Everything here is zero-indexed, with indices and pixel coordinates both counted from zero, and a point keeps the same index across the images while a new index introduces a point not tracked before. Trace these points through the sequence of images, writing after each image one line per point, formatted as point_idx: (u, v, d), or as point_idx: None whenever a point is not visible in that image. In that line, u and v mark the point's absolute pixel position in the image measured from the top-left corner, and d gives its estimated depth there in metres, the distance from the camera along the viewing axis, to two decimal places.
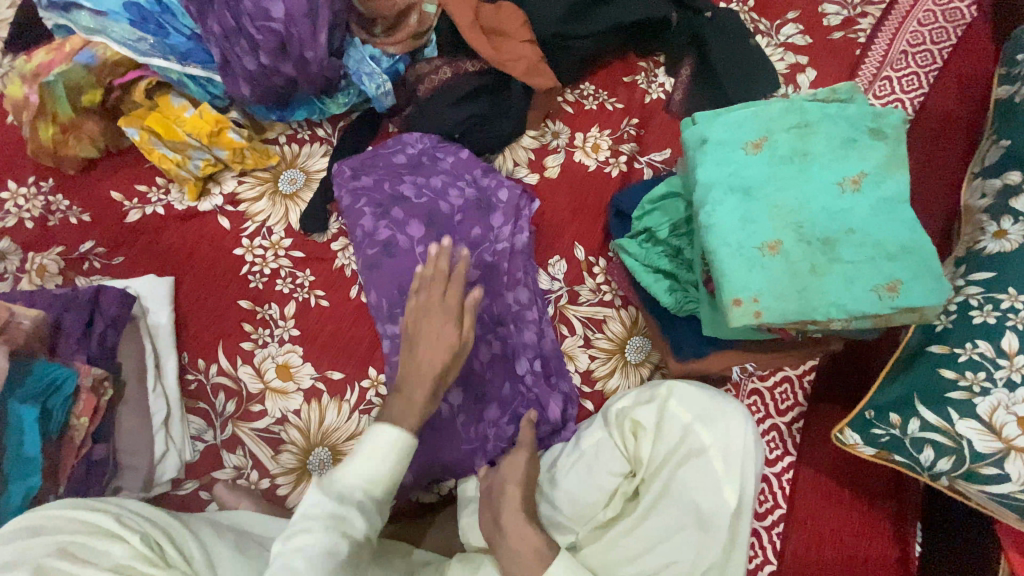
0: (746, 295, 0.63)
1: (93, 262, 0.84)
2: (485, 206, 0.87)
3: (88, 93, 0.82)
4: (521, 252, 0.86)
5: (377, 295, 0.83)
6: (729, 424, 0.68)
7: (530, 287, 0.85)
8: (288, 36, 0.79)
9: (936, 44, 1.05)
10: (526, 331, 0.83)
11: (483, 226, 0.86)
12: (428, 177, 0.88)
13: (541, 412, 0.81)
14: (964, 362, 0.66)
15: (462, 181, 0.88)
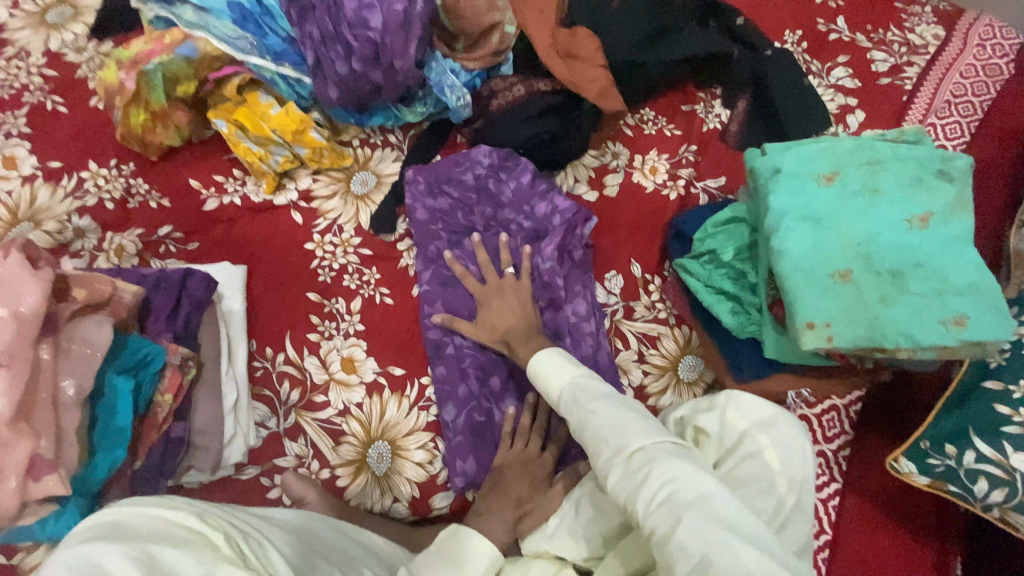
0: (818, 320, 0.66)
1: (170, 246, 0.86)
2: (551, 219, 0.90)
3: (183, 85, 0.85)
4: (583, 265, 0.89)
5: (443, 296, 0.85)
6: (789, 429, 0.71)
7: (590, 299, 0.88)
8: (382, 46, 0.83)
9: (980, 95, 1.09)
10: (585, 343, 0.85)
11: (547, 237, 0.89)
12: (497, 191, 0.92)
13: None
14: (1019, 399, 0.69)
15: (522, 211, 0.91)
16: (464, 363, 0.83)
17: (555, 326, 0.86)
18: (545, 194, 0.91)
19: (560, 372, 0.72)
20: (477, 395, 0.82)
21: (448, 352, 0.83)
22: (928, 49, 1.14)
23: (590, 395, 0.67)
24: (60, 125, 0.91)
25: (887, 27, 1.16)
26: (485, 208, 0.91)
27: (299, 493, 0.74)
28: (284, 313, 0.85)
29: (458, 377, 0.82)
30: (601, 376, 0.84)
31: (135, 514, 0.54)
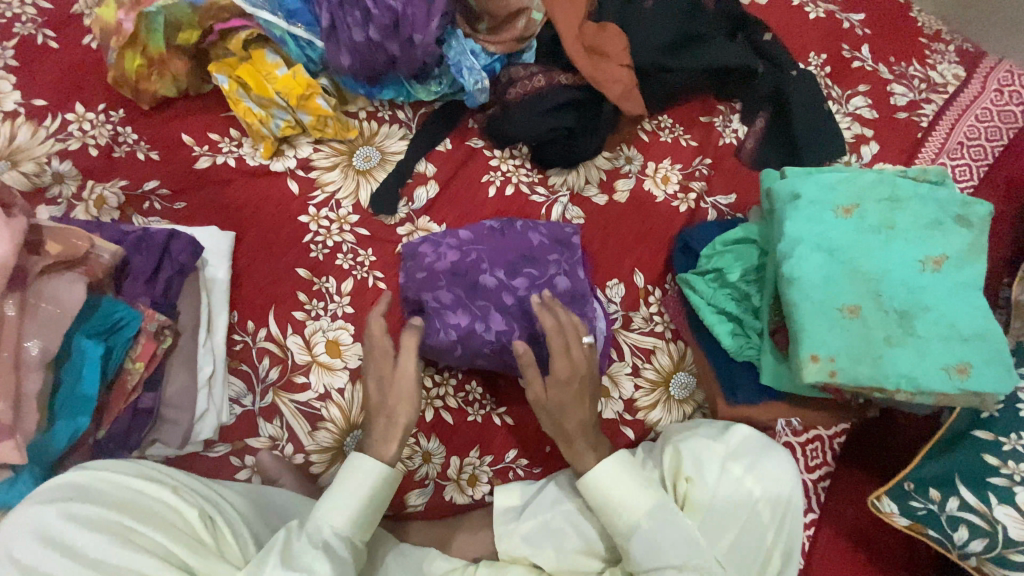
0: (823, 353, 0.65)
1: (155, 203, 0.81)
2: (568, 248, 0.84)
3: (185, 32, 0.80)
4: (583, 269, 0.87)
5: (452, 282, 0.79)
6: (760, 450, 0.73)
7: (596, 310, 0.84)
8: (402, 16, 0.79)
9: (992, 140, 1.09)
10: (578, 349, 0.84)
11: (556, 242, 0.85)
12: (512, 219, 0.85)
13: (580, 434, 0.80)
14: (1009, 452, 0.68)
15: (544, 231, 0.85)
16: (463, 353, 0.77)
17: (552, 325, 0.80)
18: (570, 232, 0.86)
19: (635, 489, 0.67)
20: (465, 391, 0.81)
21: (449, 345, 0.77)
22: (948, 88, 1.14)
23: (665, 537, 0.64)
24: (47, 60, 0.84)
25: (909, 62, 1.16)
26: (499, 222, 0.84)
27: (274, 475, 0.72)
28: (269, 286, 0.81)
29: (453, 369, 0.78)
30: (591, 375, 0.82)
31: (110, 479, 0.54)
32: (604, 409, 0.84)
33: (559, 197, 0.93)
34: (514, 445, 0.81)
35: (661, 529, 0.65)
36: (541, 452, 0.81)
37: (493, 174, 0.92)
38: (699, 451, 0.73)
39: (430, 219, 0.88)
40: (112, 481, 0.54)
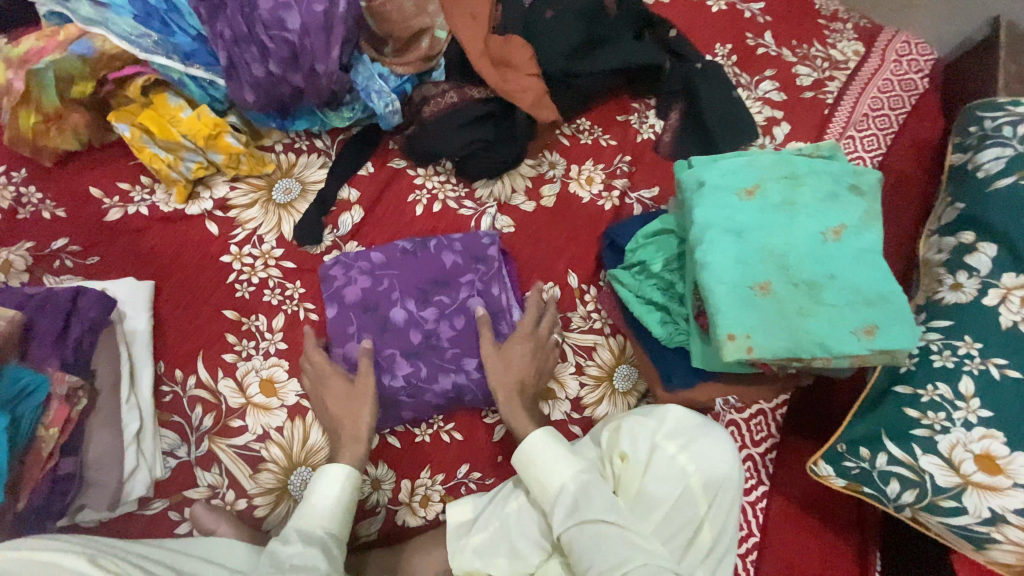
0: (739, 331, 0.67)
1: (66, 261, 0.79)
2: (486, 265, 0.86)
3: (79, 85, 0.78)
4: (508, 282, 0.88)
5: (372, 326, 0.82)
6: (692, 425, 0.76)
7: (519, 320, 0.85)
8: (301, 48, 0.78)
9: (894, 109, 1.15)
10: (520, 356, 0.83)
11: (471, 261, 0.86)
12: (426, 243, 0.87)
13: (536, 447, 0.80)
14: (927, 402, 0.71)
15: (462, 255, 0.87)
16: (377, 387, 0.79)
17: (466, 347, 0.83)
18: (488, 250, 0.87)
19: (552, 465, 0.69)
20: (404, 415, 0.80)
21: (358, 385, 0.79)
22: (848, 65, 1.20)
23: (589, 500, 0.65)
24: None
25: (810, 44, 1.22)
26: (413, 249, 0.86)
27: (210, 525, 0.68)
28: (194, 331, 0.79)
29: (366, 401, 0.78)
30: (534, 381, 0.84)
31: (26, 556, 0.51)
32: (553, 411, 0.85)
33: (487, 209, 0.94)
34: (465, 459, 0.81)
35: (589, 493, 0.66)
36: (492, 463, 0.81)
37: (418, 193, 0.93)
38: (636, 433, 0.75)
39: (358, 245, 0.88)
40: (27, 559, 0.51)
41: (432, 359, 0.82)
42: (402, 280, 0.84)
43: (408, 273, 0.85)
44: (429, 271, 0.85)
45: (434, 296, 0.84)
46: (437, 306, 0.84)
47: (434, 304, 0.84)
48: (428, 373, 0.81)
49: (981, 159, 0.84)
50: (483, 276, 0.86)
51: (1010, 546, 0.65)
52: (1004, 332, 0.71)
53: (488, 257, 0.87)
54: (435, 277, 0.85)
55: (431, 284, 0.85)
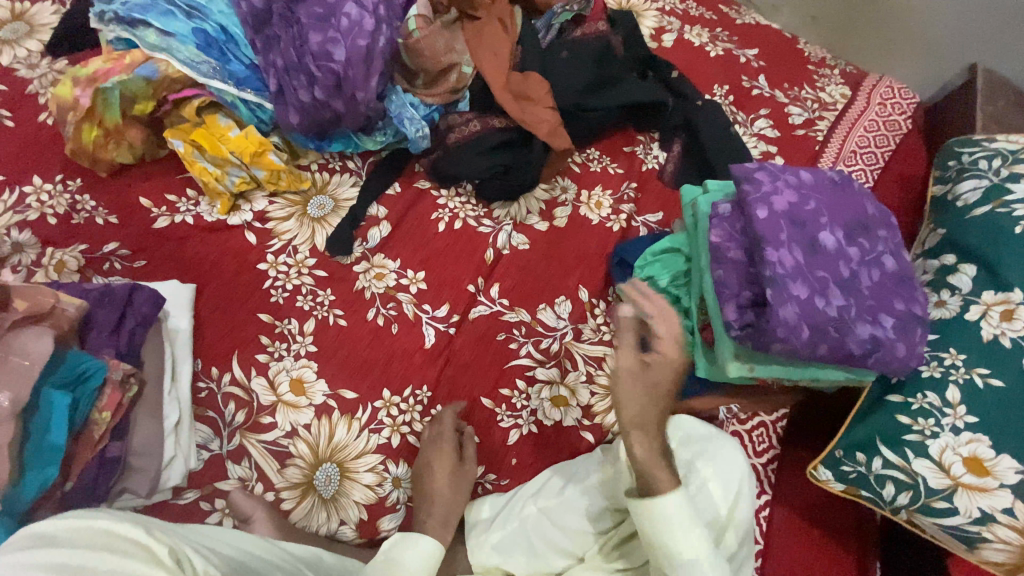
0: (743, 351, 0.73)
1: (115, 263, 0.85)
2: (806, 221, 0.73)
3: (141, 104, 0.87)
4: (792, 235, 0.72)
5: (792, 237, 0.71)
6: (715, 447, 0.77)
7: (849, 288, 0.72)
8: (344, 78, 0.86)
9: (879, 147, 1.25)
10: (840, 273, 0.72)
11: (816, 229, 0.73)
12: (796, 231, 0.72)
13: (830, 320, 0.69)
14: (917, 409, 0.76)
15: (799, 224, 0.73)
16: (803, 281, 0.69)
17: (809, 280, 0.69)
18: (794, 222, 0.73)
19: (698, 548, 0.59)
20: (827, 343, 0.69)
21: (769, 261, 0.69)
22: (836, 106, 1.30)
23: None
24: (6, 139, 0.89)
25: (800, 87, 1.32)
26: (829, 282, 0.71)
27: (247, 512, 0.73)
28: (228, 332, 0.84)
29: (721, 300, 0.73)
30: (855, 330, 0.69)
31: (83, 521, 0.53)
32: (564, 417, 0.89)
33: (504, 226, 1.01)
34: (481, 461, 0.85)
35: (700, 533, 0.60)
36: (507, 466, 0.86)
37: (441, 211, 0.99)
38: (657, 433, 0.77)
39: (385, 256, 0.94)
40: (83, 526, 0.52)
41: (743, 271, 0.74)
42: (874, 296, 0.73)
43: (819, 269, 0.71)
44: (797, 239, 0.71)
45: (725, 253, 0.74)
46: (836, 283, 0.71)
47: (836, 290, 0.70)
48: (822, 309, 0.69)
49: (960, 189, 0.92)
50: (819, 205, 0.75)
51: (1000, 545, 0.70)
52: (986, 345, 0.77)
53: (806, 218, 0.73)
54: (859, 219, 0.77)
55: (856, 223, 0.76)
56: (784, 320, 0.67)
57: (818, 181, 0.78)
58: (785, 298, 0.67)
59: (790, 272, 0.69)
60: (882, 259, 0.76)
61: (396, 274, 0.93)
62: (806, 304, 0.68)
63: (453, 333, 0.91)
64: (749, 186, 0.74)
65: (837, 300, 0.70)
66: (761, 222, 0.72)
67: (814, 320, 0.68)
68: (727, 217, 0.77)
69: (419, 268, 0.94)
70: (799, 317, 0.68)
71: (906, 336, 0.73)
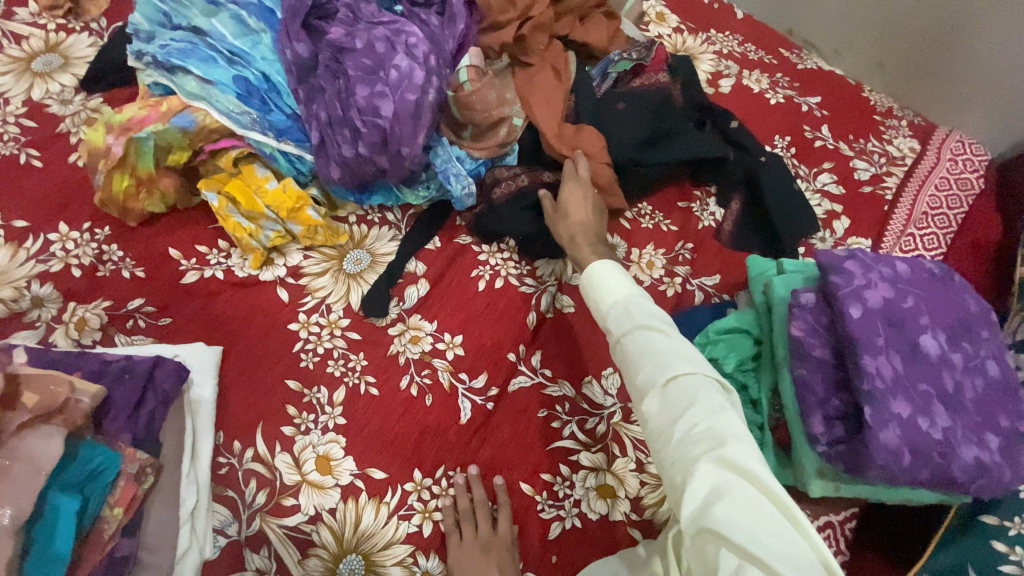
0: (828, 467, 0.65)
1: (139, 321, 0.80)
2: (904, 323, 0.65)
3: (176, 154, 0.82)
4: (891, 339, 0.63)
5: (891, 342, 0.63)
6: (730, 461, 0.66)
7: (954, 402, 0.63)
8: (390, 133, 0.80)
9: (952, 209, 1.15)
10: (942, 382, 0.63)
11: (916, 330, 0.65)
12: (896, 334, 0.64)
13: (937, 443, 0.60)
14: (1015, 536, 0.68)
15: (897, 324, 0.64)
16: (905, 396, 0.61)
17: (912, 394, 0.61)
18: (892, 322, 0.64)
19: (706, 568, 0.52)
20: (932, 469, 0.60)
21: (867, 371, 0.61)
22: (906, 162, 1.21)
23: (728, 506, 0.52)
24: (34, 182, 0.85)
25: (867, 139, 1.23)
26: (932, 399, 0.62)
27: None
28: (253, 401, 0.78)
29: (805, 408, 0.64)
30: (960, 454, 0.61)
31: None
32: (611, 511, 0.80)
33: (548, 288, 0.93)
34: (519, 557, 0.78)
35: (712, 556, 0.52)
36: (546, 564, 0.78)
37: (482, 269, 0.92)
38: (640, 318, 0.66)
39: (421, 317, 0.88)
40: None
41: (830, 374, 0.65)
42: (979, 410, 0.64)
43: (920, 381, 0.62)
44: (895, 345, 0.63)
45: (811, 351, 0.66)
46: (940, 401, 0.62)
47: (939, 406, 0.62)
48: (926, 428, 0.60)
49: None
50: (915, 302, 0.67)
51: None
52: None
53: (903, 319, 0.65)
54: (961, 319, 0.68)
55: (958, 323, 0.68)
56: (887, 444, 0.58)
57: (915, 274, 0.69)
58: (886, 416, 0.59)
59: (890, 386, 0.60)
60: (986, 364, 0.67)
61: (432, 338, 0.87)
62: (909, 423, 0.59)
63: (492, 408, 0.84)
64: (838, 279, 0.66)
65: (943, 419, 0.61)
66: (854, 322, 0.63)
67: (916, 443, 0.60)
68: (811, 309, 0.67)
69: (457, 332, 0.87)
70: (900, 439, 0.59)
71: (1012, 461, 0.63)
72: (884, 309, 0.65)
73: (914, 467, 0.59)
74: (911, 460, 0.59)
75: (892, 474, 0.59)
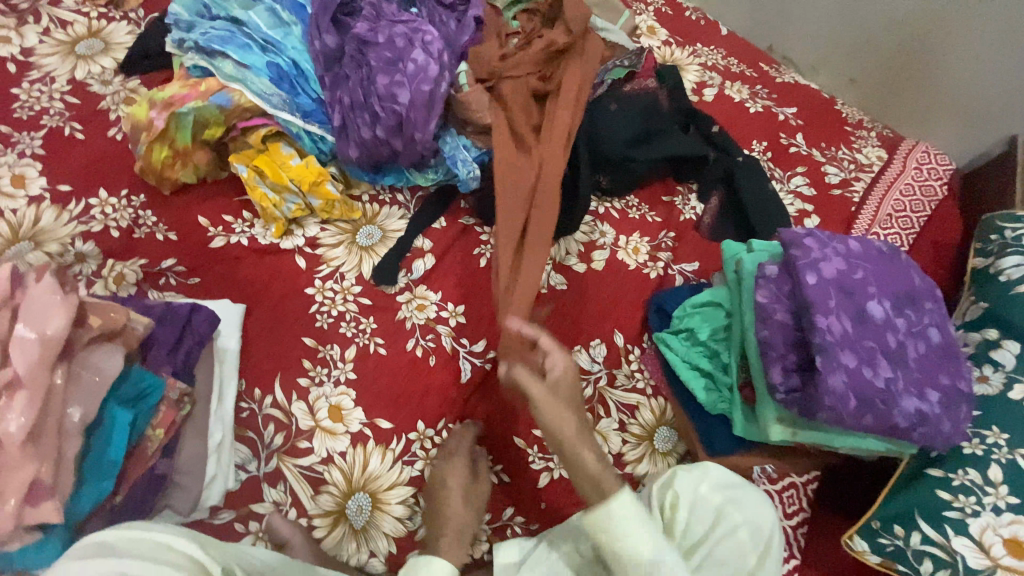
0: (786, 414, 0.75)
1: (170, 279, 0.87)
2: (855, 290, 0.74)
3: (211, 129, 0.90)
4: (842, 303, 0.72)
5: (842, 305, 0.72)
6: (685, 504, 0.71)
7: (897, 360, 0.73)
8: (406, 119, 0.90)
9: (914, 212, 1.26)
10: (886, 342, 0.73)
11: (864, 297, 0.74)
12: (847, 300, 0.73)
13: (879, 392, 0.69)
14: (958, 485, 0.76)
15: (848, 290, 0.74)
16: (852, 350, 0.70)
17: (858, 350, 0.70)
18: (844, 289, 0.74)
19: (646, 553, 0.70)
20: (875, 414, 0.69)
21: (819, 328, 0.70)
22: (873, 168, 1.32)
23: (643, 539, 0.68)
24: (76, 152, 0.93)
25: (837, 147, 1.35)
26: (877, 354, 0.71)
27: (284, 537, 0.74)
28: (272, 354, 0.86)
29: (767, 362, 0.74)
30: (900, 402, 0.69)
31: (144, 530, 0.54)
32: None
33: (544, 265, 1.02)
34: (510, 502, 0.86)
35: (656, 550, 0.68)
36: (536, 508, 0.86)
37: (483, 247, 1.00)
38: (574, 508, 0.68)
39: (427, 288, 0.96)
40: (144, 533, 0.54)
41: (789, 334, 0.74)
42: (919, 368, 0.74)
43: (866, 339, 0.72)
44: (845, 308, 0.72)
45: (773, 315, 0.75)
46: (883, 356, 0.71)
47: (883, 361, 0.71)
48: (869, 379, 0.69)
49: (1003, 264, 0.92)
50: (865, 274, 0.76)
51: None
52: None
53: (853, 287, 0.74)
54: (906, 291, 0.78)
55: (903, 293, 0.77)
56: (834, 389, 0.67)
57: (867, 251, 0.79)
58: (834, 365, 0.68)
59: (838, 341, 0.70)
60: (927, 331, 0.76)
61: (437, 306, 0.95)
62: (854, 373, 0.69)
63: (490, 369, 0.92)
64: (797, 252, 0.75)
65: (885, 372, 0.71)
66: (810, 288, 0.72)
67: (861, 391, 0.69)
68: (774, 279, 0.77)
69: (459, 302, 0.96)
70: (846, 386, 0.68)
71: (950, 412, 0.72)
72: (837, 279, 0.74)
73: (858, 410, 0.68)
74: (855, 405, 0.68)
75: (838, 417, 0.68)
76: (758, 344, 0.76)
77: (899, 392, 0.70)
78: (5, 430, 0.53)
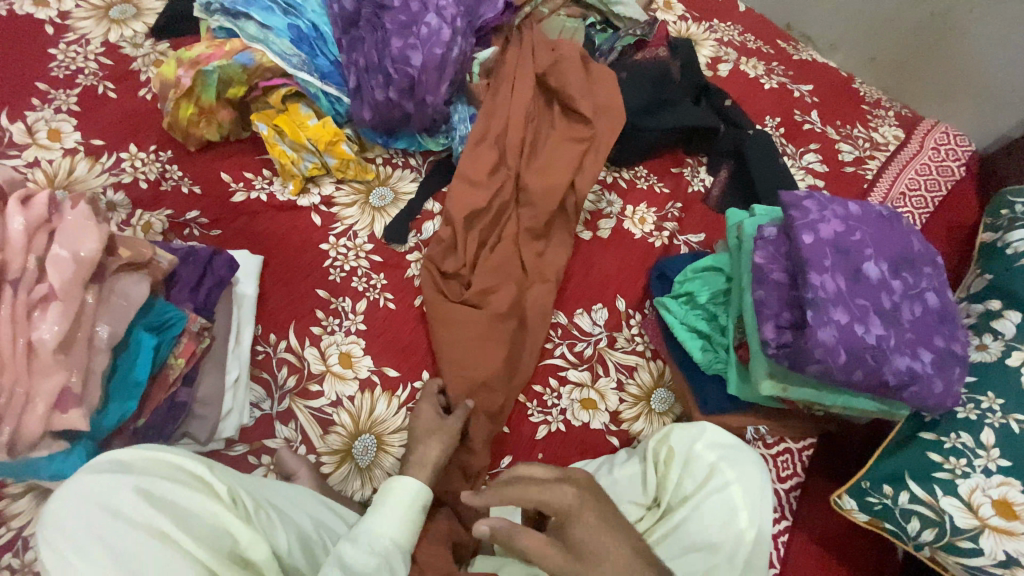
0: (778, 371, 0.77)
1: (194, 229, 0.92)
2: (850, 251, 0.75)
3: (235, 87, 0.95)
4: (836, 262, 0.74)
5: (837, 265, 0.74)
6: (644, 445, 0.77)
7: (890, 321, 0.74)
8: (417, 81, 0.93)
9: (930, 191, 1.24)
10: (880, 302, 0.74)
11: (860, 259, 0.75)
12: (842, 260, 0.74)
13: (870, 349, 0.70)
14: (949, 448, 0.77)
15: (843, 251, 0.75)
16: (844, 307, 0.72)
17: (850, 307, 0.72)
18: (840, 250, 0.75)
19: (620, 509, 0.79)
20: (865, 370, 0.70)
21: (812, 284, 0.72)
22: (888, 147, 1.31)
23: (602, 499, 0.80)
24: (109, 109, 0.99)
25: (853, 125, 1.34)
26: (870, 313, 0.73)
27: (291, 469, 0.78)
28: (287, 302, 0.90)
29: (761, 319, 0.76)
30: (892, 360, 0.71)
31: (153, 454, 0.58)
32: (591, 420, 0.91)
33: None
34: (508, 452, 0.89)
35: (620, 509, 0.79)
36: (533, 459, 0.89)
37: None
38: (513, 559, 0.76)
39: None
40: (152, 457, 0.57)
41: (784, 292, 0.76)
42: (914, 330, 0.75)
43: (859, 297, 0.73)
44: (840, 268, 0.74)
45: (769, 274, 0.77)
46: (877, 314, 0.73)
47: (875, 318, 0.72)
48: (861, 336, 0.71)
49: (1011, 237, 0.91)
50: (863, 237, 0.77)
51: None
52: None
53: (849, 248, 0.75)
54: (905, 255, 0.78)
55: (901, 257, 0.78)
56: (823, 342, 0.69)
57: (866, 215, 0.80)
58: (824, 320, 0.70)
59: (831, 297, 0.71)
60: (925, 295, 0.77)
61: None
62: (846, 328, 0.70)
63: None
64: (795, 213, 0.77)
65: (878, 330, 0.72)
66: (806, 247, 0.74)
67: (852, 346, 0.70)
68: (772, 241, 0.79)
69: None
70: (837, 341, 0.70)
71: (943, 371, 0.73)
72: (833, 240, 0.75)
73: (846, 365, 0.70)
74: (844, 359, 0.69)
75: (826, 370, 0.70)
76: (753, 303, 0.77)
77: (891, 350, 0.71)
78: (41, 339, 0.58)
